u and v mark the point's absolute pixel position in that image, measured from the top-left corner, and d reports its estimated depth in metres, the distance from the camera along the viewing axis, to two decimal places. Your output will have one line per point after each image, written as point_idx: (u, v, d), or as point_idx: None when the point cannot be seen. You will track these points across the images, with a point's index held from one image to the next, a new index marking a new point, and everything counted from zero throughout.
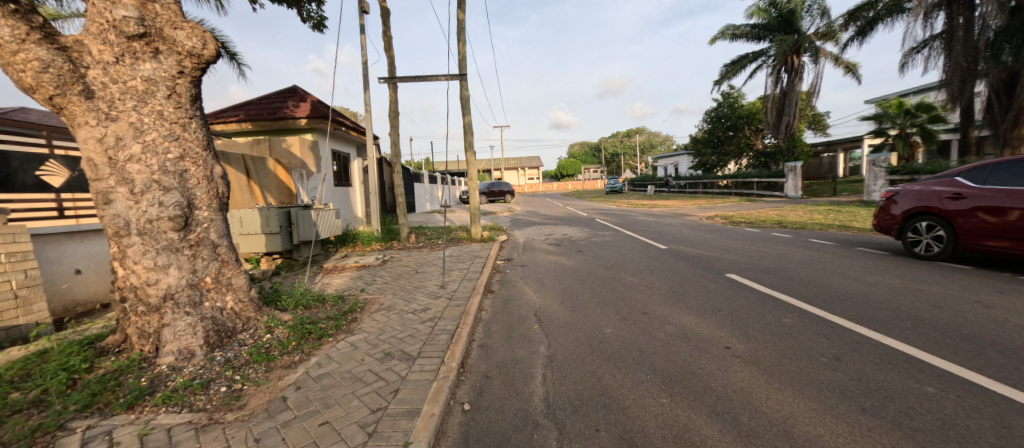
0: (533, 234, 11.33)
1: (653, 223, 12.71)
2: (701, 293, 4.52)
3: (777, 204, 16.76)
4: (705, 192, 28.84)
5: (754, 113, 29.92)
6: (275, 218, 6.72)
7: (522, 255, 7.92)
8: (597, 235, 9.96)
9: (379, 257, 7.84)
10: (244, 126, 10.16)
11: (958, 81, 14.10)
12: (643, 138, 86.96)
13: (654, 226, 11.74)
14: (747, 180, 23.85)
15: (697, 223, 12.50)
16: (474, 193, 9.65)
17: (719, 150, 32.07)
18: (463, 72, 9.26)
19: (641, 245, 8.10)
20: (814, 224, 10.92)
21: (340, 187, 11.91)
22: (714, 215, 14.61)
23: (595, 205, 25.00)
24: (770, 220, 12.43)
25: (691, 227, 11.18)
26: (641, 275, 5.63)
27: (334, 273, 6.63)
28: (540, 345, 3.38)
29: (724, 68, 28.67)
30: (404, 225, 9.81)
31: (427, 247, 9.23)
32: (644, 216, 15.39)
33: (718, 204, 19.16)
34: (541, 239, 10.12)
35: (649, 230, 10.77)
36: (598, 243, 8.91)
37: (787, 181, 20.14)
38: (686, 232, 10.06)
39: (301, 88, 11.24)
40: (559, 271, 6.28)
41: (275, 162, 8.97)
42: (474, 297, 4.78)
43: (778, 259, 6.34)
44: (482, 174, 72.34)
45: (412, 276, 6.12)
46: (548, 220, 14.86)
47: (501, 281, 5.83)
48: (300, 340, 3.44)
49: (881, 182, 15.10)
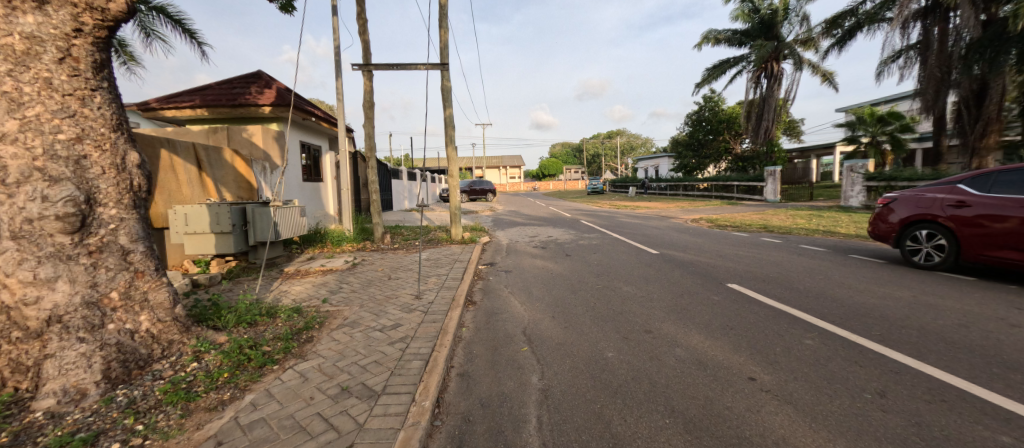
0: (517, 235, 10.76)
1: (640, 226, 12.37)
2: (706, 308, 4.07)
3: (759, 208, 16.78)
4: (686, 194, 29.01)
5: (733, 118, 30.34)
6: (227, 216, 5.92)
7: (506, 259, 7.34)
8: (584, 238, 9.48)
9: (349, 260, 7.10)
10: (200, 113, 9.21)
11: (933, 92, 14.35)
12: (625, 140, 87.83)
13: (642, 229, 11.38)
14: (728, 183, 24.03)
15: (684, 226, 12.23)
16: (455, 191, 9.01)
17: (699, 153, 32.38)
18: (445, 62, 8.60)
19: (631, 250, 7.65)
20: (800, 229, 10.81)
21: (309, 182, 11.03)
22: (699, 218, 14.43)
23: (578, 205, 24.72)
24: (756, 224, 12.29)
25: (679, 231, 10.88)
26: (638, 284, 5.16)
27: (294, 278, 5.88)
28: (532, 375, 2.83)
29: (706, 72, 28.89)
30: (379, 224, 9.08)
31: (403, 249, 8.52)
32: (629, 218, 15.07)
33: (701, 207, 19.12)
34: (526, 241, 9.57)
35: (637, 233, 10.39)
36: (586, 246, 8.43)
37: (766, 185, 20.33)
38: (675, 236, 9.73)
39: (267, 73, 10.33)
40: (547, 279, 5.74)
41: (234, 153, 8.10)
42: (453, 310, 4.19)
43: (777, 267, 6.00)
44: (463, 173, 71.28)
45: (383, 283, 5.45)
46: (531, 222, 14.34)
47: (484, 290, 5.24)
48: (235, 371, 2.77)
49: (859, 188, 15.13)
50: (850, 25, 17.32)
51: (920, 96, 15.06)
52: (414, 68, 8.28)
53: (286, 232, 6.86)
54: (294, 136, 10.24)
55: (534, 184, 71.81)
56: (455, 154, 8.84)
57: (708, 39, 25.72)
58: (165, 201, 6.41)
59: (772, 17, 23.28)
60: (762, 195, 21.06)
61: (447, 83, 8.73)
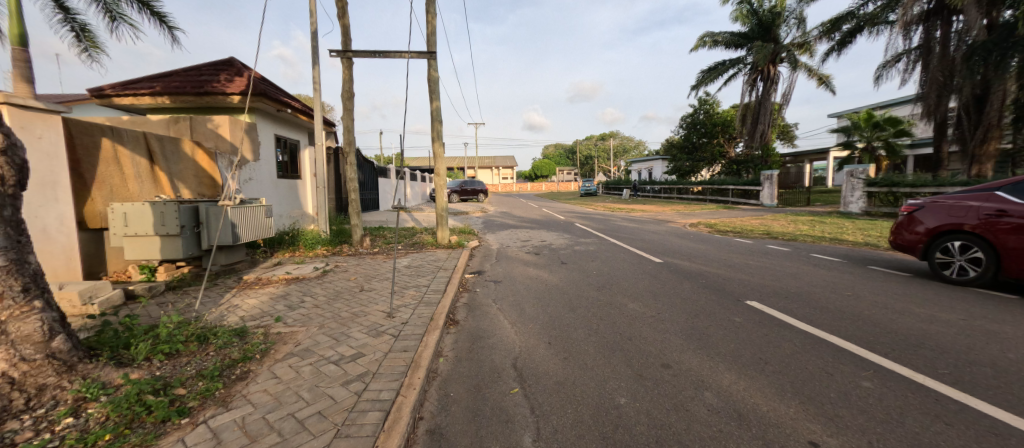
0: (508, 239, 10.08)
1: (637, 230, 11.78)
2: (730, 334, 3.44)
3: (757, 213, 16.36)
4: (680, 198, 28.61)
5: (728, 121, 30.06)
6: (174, 216, 5.14)
7: (495, 267, 6.65)
8: (580, 243, 8.83)
9: (320, 267, 6.36)
10: (161, 101, 8.37)
11: (935, 97, 14.01)
12: (617, 143, 87.80)
13: (639, 234, 10.78)
14: (723, 187, 23.63)
15: (683, 231, 11.66)
16: (442, 191, 8.30)
17: (694, 156, 32.01)
18: (432, 50, 7.92)
19: (632, 258, 7.03)
20: (805, 236, 10.33)
21: (283, 179, 10.21)
22: (697, 222, 13.90)
23: (571, 207, 24.10)
24: (757, 230, 11.78)
25: (679, 237, 10.28)
26: (645, 301, 4.51)
27: (251, 289, 5.12)
28: (524, 434, 2.15)
29: (702, 74, 28.53)
30: (358, 226, 8.33)
31: (383, 253, 7.77)
32: (625, 221, 14.46)
33: (697, 210, 18.64)
34: (518, 246, 8.90)
35: (635, 238, 9.78)
36: (583, 253, 7.78)
37: (763, 189, 19.95)
38: (676, 242, 9.15)
39: (239, 61, 9.49)
40: (540, 292, 5.07)
41: (194, 144, 7.28)
42: (430, 334, 3.48)
43: (795, 279, 5.41)
44: (454, 173, 70.35)
45: (352, 296, 4.73)
46: (524, 224, 13.68)
47: (468, 305, 4.55)
48: (123, 430, 2.02)
49: (859, 194, 14.79)
50: (850, 27, 17.00)
51: (921, 101, 14.68)
52: (398, 56, 7.58)
53: (248, 235, 6.09)
54: (268, 128, 9.46)
55: (526, 185, 71.21)
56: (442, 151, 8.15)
57: (705, 41, 25.34)
58: (106, 197, 5.59)
59: (769, 19, 22.98)
60: (758, 200, 20.68)
61: (435, 74, 8.03)
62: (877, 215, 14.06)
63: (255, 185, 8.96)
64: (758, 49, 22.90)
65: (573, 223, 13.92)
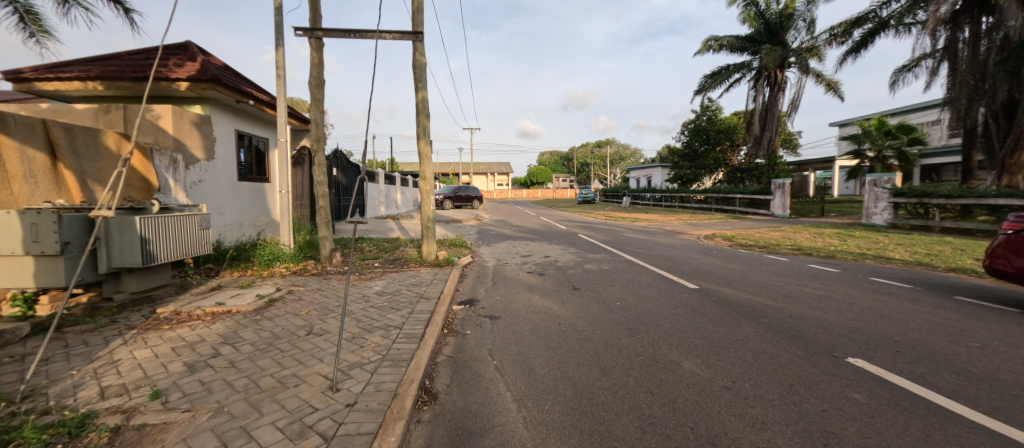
0: (505, 254, 8.76)
1: (649, 243, 10.52)
2: (872, 435, 2.12)
3: (773, 224, 15.20)
4: (683, 206, 27.52)
5: (732, 128, 29.15)
6: (51, 231, 3.71)
7: (492, 294, 5.30)
8: (590, 261, 7.56)
9: (267, 293, 4.94)
10: (92, 87, 7.00)
11: (966, 100, 12.96)
12: (614, 150, 87.13)
13: (654, 248, 9.50)
14: (730, 195, 22.52)
15: (700, 245, 10.40)
16: (427, 198, 6.97)
17: (696, 163, 30.95)
18: (418, 30, 6.65)
19: (660, 282, 5.74)
20: (842, 253, 9.12)
21: (245, 182, 8.79)
22: (712, 234, 12.67)
23: (570, 216, 22.84)
24: (782, 244, 10.58)
25: (700, 252, 9.02)
26: (702, 355, 3.18)
27: (156, 331, 3.71)
28: None
29: (705, 79, 27.55)
30: (327, 238, 6.91)
31: (355, 273, 6.36)
32: (632, 233, 13.20)
33: (707, 221, 17.45)
34: (518, 263, 7.57)
35: (652, 255, 8.48)
36: (597, 274, 6.48)
37: (774, 199, 18.85)
38: (700, 260, 7.90)
39: (195, 44, 8.14)
40: (553, 335, 3.73)
41: (121, 137, 5.89)
42: (385, 433, 2.11)
43: (884, 318, 4.13)
44: (449, 178, 69.03)
45: (290, 345, 3.34)
46: (523, 235, 12.36)
47: (453, 362, 3.19)
48: None
49: (884, 204, 13.65)
50: (870, 28, 16.00)
51: (950, 105, 13.65)
52: (377, 36, 6.33)
53: (172, 252, 4.69)
54: (226, 122, 8.11)
55: (522, 191, 70.09)
56: (429, 149, 6.87)
57: (710, 44, 24.38)
58: None
59: (778, 21, 22.17)
60: (769, 209, 19.55)
61: (421, 59, 6.77)
62: (905, 228, 12.96)
63: (208, 188, 7.58)
64: (766, 53, 22.02)
65: (576, 234, 12.60)
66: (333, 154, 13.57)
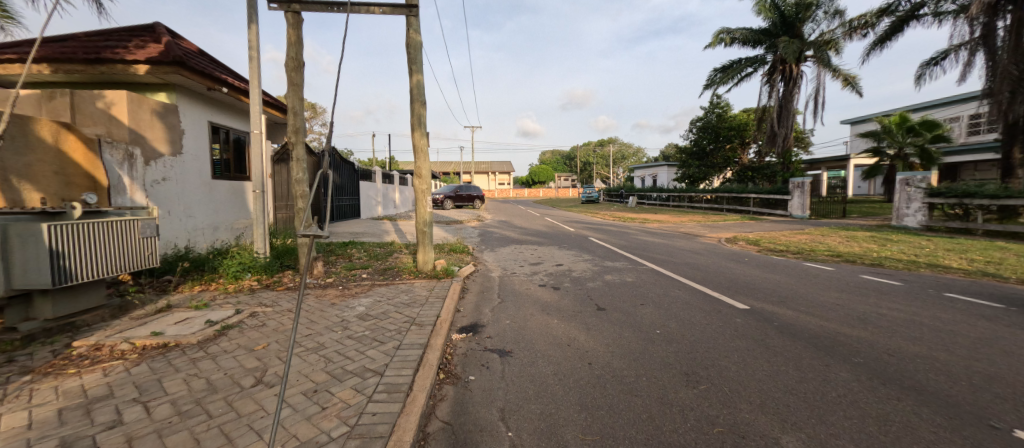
0: (512, 261, 7.83)
1: (669, 248, 9.56)
2: None
3: (795, 226, 14.23)
4: (692, 206, 26.53)
5: (743, 125, 28.12)
6: None
7: (500, 317, 4.34)
8: (610, 270, 6.62)
9: (223, 317, 3.99)
10: (37, 71, 6.06)
11: (1009, 92, 11.91)
12: (617, 149, 86.11)
13: (676, 254, 8.56)
14: (743, 195, 21.51)
15: (725, 251, 9.45)
16: (423, 199, 6.04)
17: (704, 162, 29.96)
18: (412, 3, 5.72)
19: (699, 299, 4.80)
20: (888, 260, 8.15)
21: (220, 180, 7.86)
22: (734, 238, 11.71)
23: (576, 216, 21.89)
24: (815, 249, 9.62)
25: (729, 259, 8.07)
26: (805, 426, 2.23)
27: (54, 379, 2.77)
28: None
29: (715, 74, 26.56)
30: (309, 245, 5.98)
31: (338, 287, 5.41)
32: (646, 235, 12.26)
33: (722, 222, 16.46)
34: (527, 273, 6.63)
35: (677, 262, 7.52)
36: (622, 288, 5.53)
37: (792, 199, 17.87)
38: (734, 269, 6.95)
39: (162, 25, 7.21)
40: (587, 385, 2.77)
41: (60, 127, 4.81)
42: None
43: (1010, 355, 3.19)
44: (449, 177, 68.11)
45: (225, 406, 2.40)
46: (529, 238, 11.42)
47: (452, 435, 2.24)
48: None
49: (917, 205, 12.69)
50: (897, 17, 15.03)
51: (990, 98, 12.59)
52: (364, 9, 5.43)
53: (100, 268, 3.77)
54: (196, 113, 7.18)
55: (523, 191, 69.23)
56: (425, 142, 5.96)
57: (722, 38, 23.41)
58: None
59: (794, 13, 21.20)
60: (787, 210, 18.57)
61: (415, 37, 5.84)
62: (942, 231, 11.98)
63: (174, 187, 6.65)
64: (783, 45, 21.04)
65: (587, 237, 11.64)
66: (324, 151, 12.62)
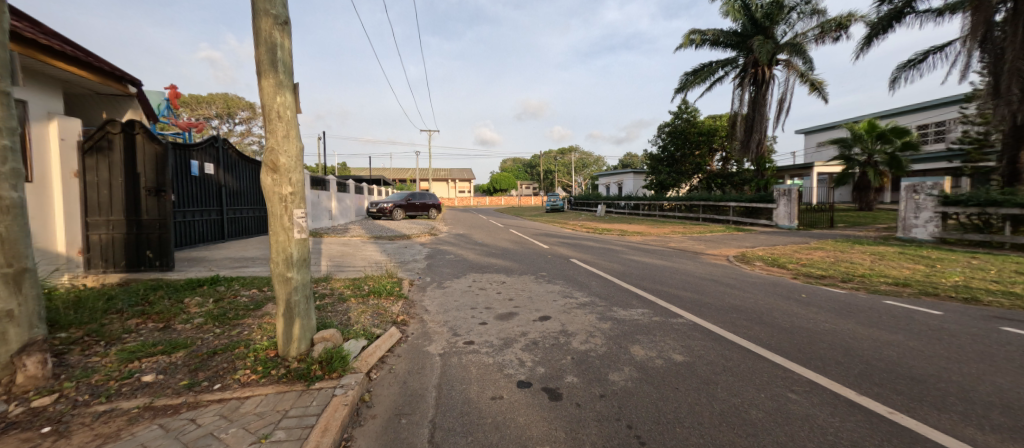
0: (466, 310, 4.88)
1: (683, 276, 7.03)
2: None
3: (796, 239, 12.42)
4: (664, 216, 24.93)
5: (711, 130, 27.12)
6: None
7: None
8: (633, 335, 3.88)
9: None
10: None
11: (1019, 92, 10.84)
12: (578, 158, 85.99)
13: (702, 287, 6.00)
14: (722, 204, 19.97)
15: (753, 277, 7.09)
16: (281, 213, 2.98)
17: (673, 169, 28.73)
18: None
19: (879, 443, 2.13)
20: (973, 290, 6.08)
21: None
22: (744, 257, 9.51)
23: (545, 228, 19.31)
24: (857, 271, 7.54)
25: (778, 295, 5.63)
26: None
27: None
28: None
29: (685, 78, 25.35)
30: (18, 317, 2.64)
31: (36, 429, 2.24)
32: (639, 254, 9.80)
33: (710, 235, 14.46)
34: (493, 345, 3.72)
35: (718, 306, 4.94)
36: (683, 388, 2.78)
37: (778, 208, 16.36)
38: (812, 318, 4.45)
39: None
40: None
41: None
42: None
43: None
44: (405, 185, 64.05)
45: None
46: (492, 261, 8.53)
47: None
48: None
49: (928, 214, 11.33)
50: (886, 11, 13.90)
51: (996, 98, 11.54)
52: None
53: None
54: None
55: (484, 199, 66.46)
56: (289, 102, 2.98)
57: (692, 38, 22.09)
58: None
59: (765, 14, 20.18)
60: (771, 220, 17.11)
61: None
62: (960, 243, 10.57)
63: None
64: (758, 45, 19.86)
65: (568, 258, 8.94)
66: (205, 144, 9.05)
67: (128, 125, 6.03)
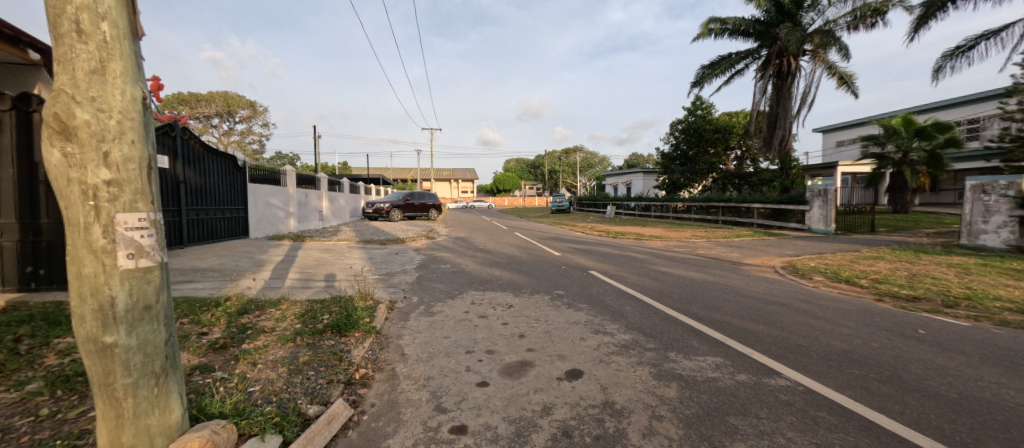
0: (457, 355, 3.41)
1: (738, 295, 5.53)
2: None
3: (843, 246, 10.86)
4: (678, 218, 23.40)
5: (729, 127, 25.50)
6: None
7: None
8: (723, 418, 2.37)
9: None
10: None
11: None
12: (583, 158, 84.53)
13: (774, 316, 4.50)
14: (744, 205, 18.37)
15: (825, 298, 5.57)
16: (79, 219, 1.50)
17: (687, 168, 27.15)
18: None
19: None
20: None
21: None
22: (796, 269, 7.99)
23: (553, 230, 17.87)
24: (952, 291, 6.02)
25: (886, 329, 4.11)
26: None
27: None
28: None
29: (702, 71, 23.78)
30: None
31: None
32: (669, 265, 8.30)
33: (739, 240, 12.92)
34: (498, 437, 2.23)
35: (820, 352, 3.41)
36: None
37: (812, 210, 14.79)
38: (979, 379, 2.94)
39: None
40: None
41: None
42: None
43: None
44: (407, 185, 62.80)
45: None
46: (495, 273, 7.04)
47: None
48: None
49: (1000, 219, 9.77)
50: None
51: None
52: None
53: None
54: None
55: (487, 199, 65.21)
56: (104, 4, 1.53)
57: (711, 28, 20.49)
58: None
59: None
60: (802, 223, 15.55)
61: None
62: None
63: None
64: (787, 32, 18.11)
65: (587, 269, 7.46)
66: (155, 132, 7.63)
67: (21, 100, 4.59)
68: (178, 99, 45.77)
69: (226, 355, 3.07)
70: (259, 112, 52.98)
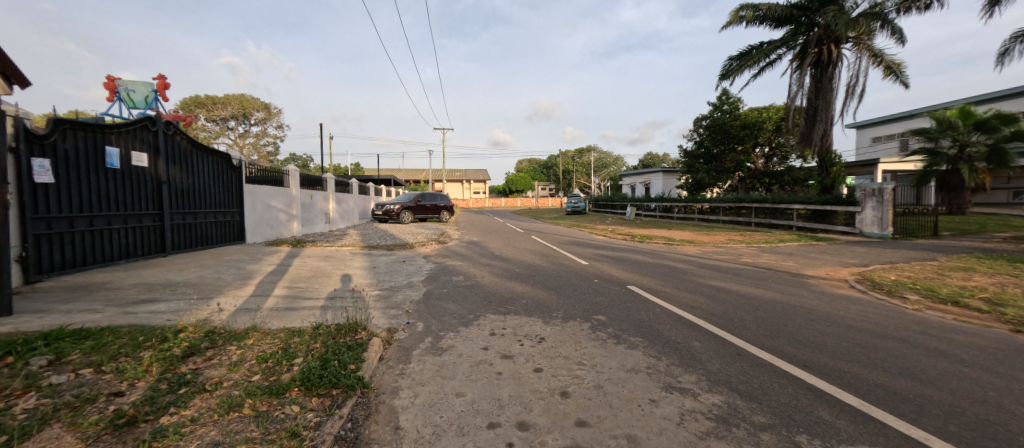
0: (476, 431, 2.30)
1: (833, 324, 4.30)
2: None
3: (913, 253, 9.44)
4: (704, 219, 21.91)
5: (758, 122, 23.87)
6: None
7: None
8: None
9: None
10: None
11: None
12: (597, 158, 82.85)
13: (907, 361, 3.27)
14: (781, 206, 16.86)
15: (948, 329, 4.31)
16: None
17: (712, 166, 25.59)
18: None
19: None
20: None
21: None
22: (875, 283, 6.67)
23: (572, 233, 16.69)
24: None
25: None
26: None
27: None
28: None
29: (731, 62, 22.28)
30: None
31: None
32: (719, 278, 7.06)
33: (785, 246, 11.54)
34: None
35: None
36: None
37: (863, 212, 13.27)
38: None
39: None
40: None
41: None
42: None
43: None
44: (419, 185, 62.17)
45: None
46: (516, 289, 5.92)
47: None
48: None
49: None
50: None
51: None
52: None
53: None
54: None
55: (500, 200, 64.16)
56: None
57: (743, 15, 18.99)
58: None
59: None
60: (850, 226, 14.04)
61: None
62: None
63: None
64: (832, 15, 16.42)
65: (625, 284, 6.28)
66: (132, 124, 6.79)
67: None
68: (194, 101, 45.98)
69: (126, 440, 2.02)
70: (274, 114, 53.08)
